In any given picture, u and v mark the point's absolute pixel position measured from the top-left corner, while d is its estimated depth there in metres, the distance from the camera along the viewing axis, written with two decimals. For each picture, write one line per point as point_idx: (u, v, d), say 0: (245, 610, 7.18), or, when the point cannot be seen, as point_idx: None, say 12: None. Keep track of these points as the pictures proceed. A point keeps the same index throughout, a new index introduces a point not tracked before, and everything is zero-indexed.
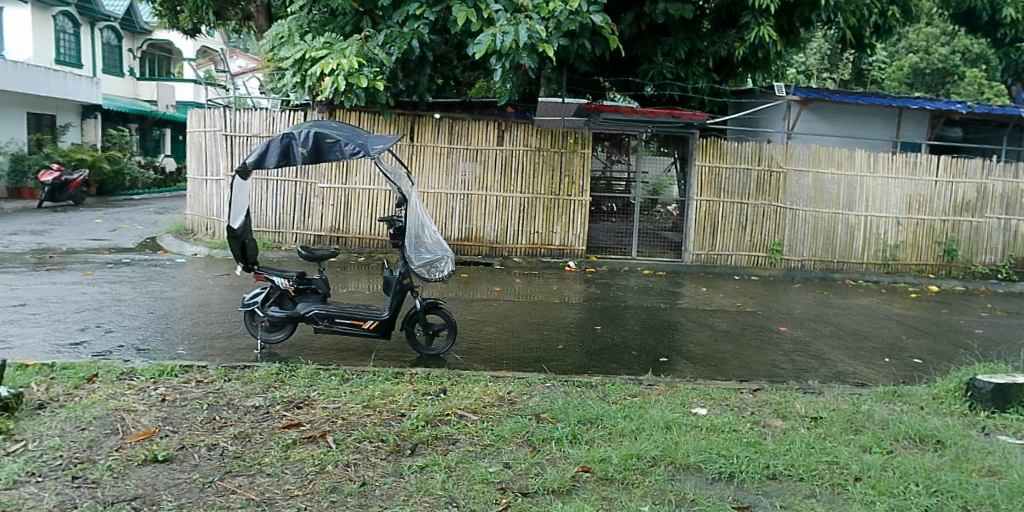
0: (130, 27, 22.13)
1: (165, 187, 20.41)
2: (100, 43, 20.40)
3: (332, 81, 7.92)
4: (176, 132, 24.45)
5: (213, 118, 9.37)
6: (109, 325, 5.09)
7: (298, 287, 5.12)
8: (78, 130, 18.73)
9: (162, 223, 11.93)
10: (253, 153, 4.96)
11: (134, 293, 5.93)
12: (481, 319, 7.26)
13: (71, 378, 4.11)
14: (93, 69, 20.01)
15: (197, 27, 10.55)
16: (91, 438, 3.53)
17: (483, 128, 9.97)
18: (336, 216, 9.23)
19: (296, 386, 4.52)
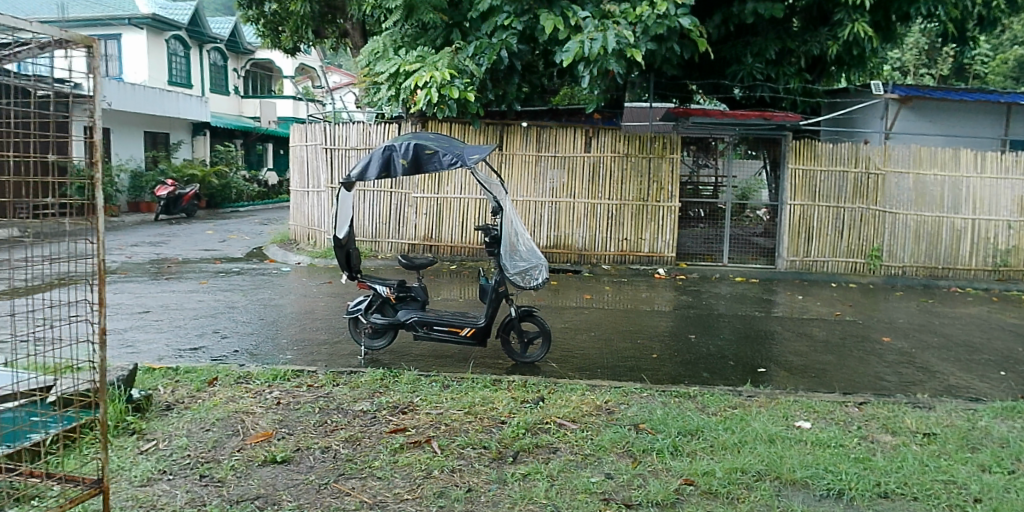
0: (235, 48, 23.45)
1: (269, 199, 21.46)
2: (207, 64, 21.67)
3: (426, 93, 8.08)
4: (277, 147, 25.70)
5: (314, 133, 9.76)
6: (224, 331, 5.35)
7: (398, 295, 5.22)
8: (190, 146, 19.98)
9: (266, 234, 12.50)
10: (356, 166, 5.11)
11: (245, 301, 6.22)
12: (573, 327, 7.21)
13: (194, 381, 4.34)
14: (201, 88, 21.30)
15: (297, 45, 11.02)
16: (215, 439, 3.70)
17: (571, 135, 9.94)
18: (428, 226, 9.42)
19: (400, 392, 4.60)
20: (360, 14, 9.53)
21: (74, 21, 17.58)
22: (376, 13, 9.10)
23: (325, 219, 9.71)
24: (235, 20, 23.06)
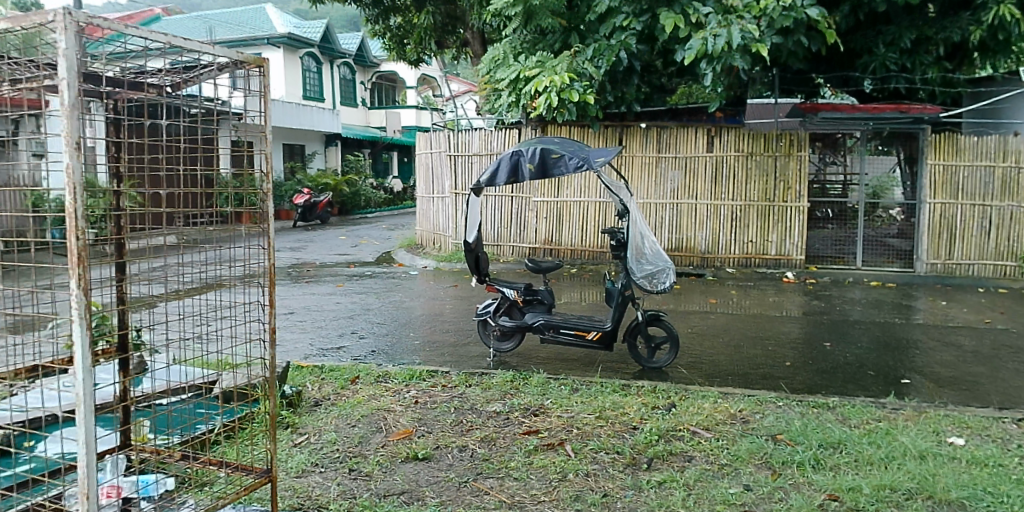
0: (363, 61, 24.62)
1: (394, 205, 22.33)
2: (338, 78, 22.92)
3: (546, 98, 8.14)
4: (402, 155, 26.75)
5: (438, 140, 10.08)
6: (362, 332, 5.60)
7: (525, 298, 5.24)
8: (323, 157, 21.21)
9: (394, 238, 13.03)
10: (486, 172, 5.22)
11: (379, 303, 6.49)
12: (700, 333, 7.00)
13: (337, 379, 4.57)
14: (332, 102, 22.54)
15: (420, 57, 11.41)
16: (361, 434, 3.87)
17: (692, 135, 9.68)
18: (548, 230, 9.47)
19: (531, 394, 4.63)
20: (480, 23, 9.73)
21: (224, 42, 18.87)
22: (495, 21, 9.26)
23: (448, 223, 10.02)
24: (365, 35, 24.20)
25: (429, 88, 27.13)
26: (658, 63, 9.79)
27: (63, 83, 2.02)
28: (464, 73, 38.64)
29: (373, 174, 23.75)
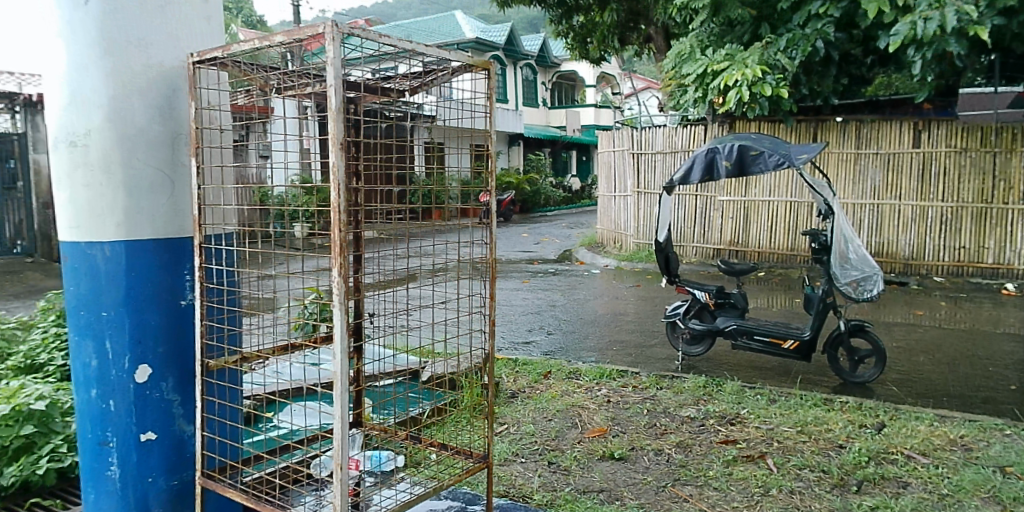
0: (545, 62, 25.12)
1: (573, 204, 22.56)
2: (521, 79, 23.56)
3: (736, 93, 7.82)
4: (580, 153, 26.98)
5: (621, 138, 10.09)
6: (549, 327, 5.71)
7: (717, 301, 5.10)
8: (506, 157, 21.89)
9: (573, 236, 13.20)
10: (680, 169, 5.19)
11: (564, 299, 6.60)
12: (906, 348, 6.36)
13: (531, 372, 4.69)
14: (514, 102, 23.18)
15: (603, 55, 11.42)
16: (557, 429, 3.94)
17: (897, 129, 8.85)
18: (734, 230, 9.10)
19: (726, 402, 4.47)
20: (665, 17, 9.56)
21: None
22: (681, 15, 9.03)
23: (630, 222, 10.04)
24: (545, 36, 24.59)
25: (607, 85, 27.06)
26: (856, 52, 9.07)
27: (333, 91, 2.26)
28: (643, 70, 38.09)
29: (552, 172, 24.12)
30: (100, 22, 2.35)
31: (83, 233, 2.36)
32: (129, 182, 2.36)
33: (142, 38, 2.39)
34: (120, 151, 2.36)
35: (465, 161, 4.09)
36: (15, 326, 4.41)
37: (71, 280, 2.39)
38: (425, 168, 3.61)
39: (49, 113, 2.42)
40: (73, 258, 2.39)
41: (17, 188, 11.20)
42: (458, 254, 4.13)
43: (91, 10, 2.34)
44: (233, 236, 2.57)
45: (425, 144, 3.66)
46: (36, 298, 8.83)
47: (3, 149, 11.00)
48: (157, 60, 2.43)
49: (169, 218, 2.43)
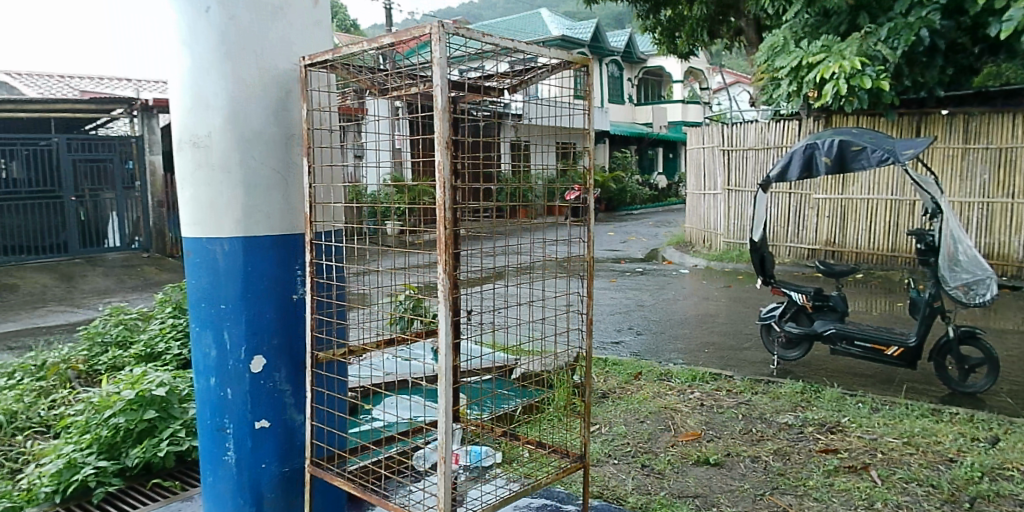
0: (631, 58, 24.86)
1: (659, 202, 22.33)
2: (606, 76, 23.40)
3: (833, 86, 7.49)
4: (666, 151, 26.58)
5: (711, 135, 9.90)
6: (638, 328, 5.71)
7: (815, 304, 4.90)
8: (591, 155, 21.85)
9: (660, 236, 13.06)
10: (776, 166, 5.06)
11: (652, 300, 6.61)
12: (1022, 358, 5.91)
13: (621, 373, 4.70)
14: (599, 99, 23.06)
15: (692, 49, 11.20)
16: (650, 431, 3.90)
17: (1011, 122, 8.25)
18: (830, 229, 8.75)
19: (825, 409, 4.28)
20: (756, 9, 9.27)
21: None
22: (774, 7, 8.72)
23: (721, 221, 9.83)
24: (631, 32, 24.29)
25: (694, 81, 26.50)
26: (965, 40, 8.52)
27: (439, 90, 2.29)
28: (731, 64, 37.06)
29: (637, 170, 23.87)
30: (220, 28, 2.45)
31: (204, 230, 2.48)
32: (246, 180, 2.46)
33: (257, 43, 2.48)
34: (237, 152, 2.46)
35: (549, 160, 4.08)
36: (137, 317, 4.71)
37: (192, 274, 2.52)
38: (510, 167, 3.60)
39: (173, 115, 2.54)
40: (195, 254, 2.51)
41: (136, 187, 11.97)
42: (538, 255, 4.10)
43: (211, 17, 2.45)
44: (340, 233, 2.65)
45: (510, 144, 3.67)
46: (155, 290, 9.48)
47: (124, 150, 11.79)
48: (271, 64, 2.51)
49: (282, 217, 2.52)
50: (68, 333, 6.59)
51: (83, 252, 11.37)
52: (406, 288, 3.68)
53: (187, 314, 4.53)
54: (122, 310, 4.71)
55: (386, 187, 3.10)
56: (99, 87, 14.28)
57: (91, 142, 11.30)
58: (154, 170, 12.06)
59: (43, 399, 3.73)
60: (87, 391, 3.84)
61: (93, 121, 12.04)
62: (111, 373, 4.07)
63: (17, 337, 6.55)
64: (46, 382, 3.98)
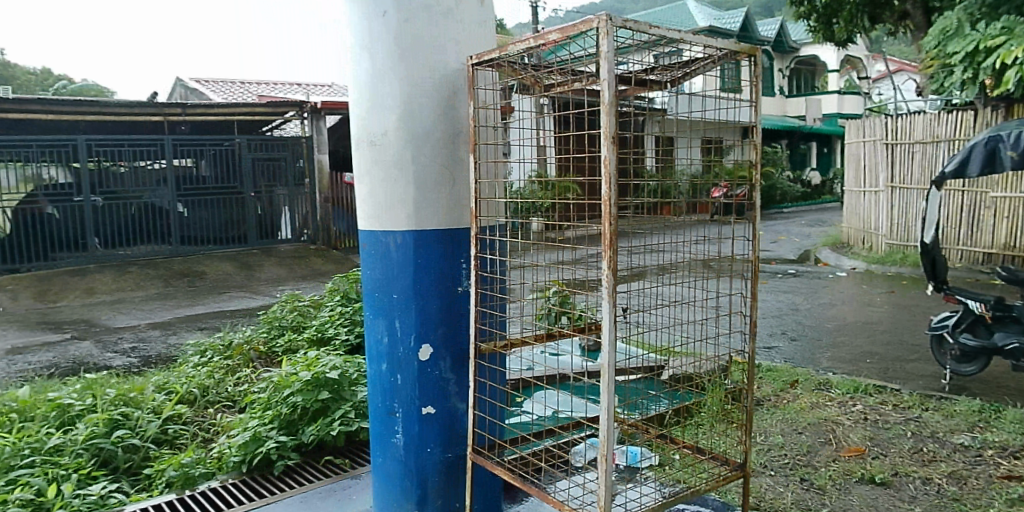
0: (780, 48, 23.72)
1: (811, 200, 21.40)
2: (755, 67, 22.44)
3: (1016, 71, 6.67)
4: (819, 146, 25.20)
5: (873, 128, 9.27)
6: (792, 333, 5.60)
7: (995, 314, 4.41)
8: None
9: (814, 236, 12.44)
10: (955, 162, 4.58)
11: (807, 304, 6.48)
12: None
13: (776, 381, 4.57)
14: None
15: (851, 36, 10.46)
16: (809, 444, 3.70)
17: None
18: (1011, 232, 7.91)
19: (1009, 431, 3.82)
20: None
21: None
22: None
23: (882, 221, 9.22)
24: (783, 20, 23.19)
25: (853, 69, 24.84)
26: None
27: (607, 86, 2.26)
28: (892, 51, 34.34)
29: (788, 166, 22.90)
30: (395, 30, 2.57)
31: (379, 223, 2.62)
32: (418, 177, 2.57)
33: (428, 44, 2.58)
34: (410, 149, 2.57)
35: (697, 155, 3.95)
36: (309, 304, 5.09)
37: (368, 265, 2.66)
38: (651, 162, 3.46)
39: (352, 115, 2.69)
40: (370, 245, 2.66)
41: (306, 184, 12.89)
42: (678, 250, 3.93)
43: (387, 21, 2.57)
44: (504, 227, 2.71)
45: (654, 138, 3.54)
46: (319, 281, 10.26)
47: (295, 150, 12.71)
48: (441, 64, 2.60)
49: (450, 212, 2.61)
50: (250, 316, 7.27)
51: (261, 244, 12.39)
52: (554, 285, 3.62)
53: (353, 302, 4.83)
54: (296, 297, 5.12)
55: (532, 182, 3.13)
56: (272, 91, 15.58)
57: (268, 142, 12.33)
58: (321, 168, 12.86)
59: (230, 376, 4.12)
60: (267, 371, 4.20)
61: (268, 123, 13.15)
62: (286, 355, 4.42)
63: (209, 318, 7.29)
64: (231, 360, 4.39)
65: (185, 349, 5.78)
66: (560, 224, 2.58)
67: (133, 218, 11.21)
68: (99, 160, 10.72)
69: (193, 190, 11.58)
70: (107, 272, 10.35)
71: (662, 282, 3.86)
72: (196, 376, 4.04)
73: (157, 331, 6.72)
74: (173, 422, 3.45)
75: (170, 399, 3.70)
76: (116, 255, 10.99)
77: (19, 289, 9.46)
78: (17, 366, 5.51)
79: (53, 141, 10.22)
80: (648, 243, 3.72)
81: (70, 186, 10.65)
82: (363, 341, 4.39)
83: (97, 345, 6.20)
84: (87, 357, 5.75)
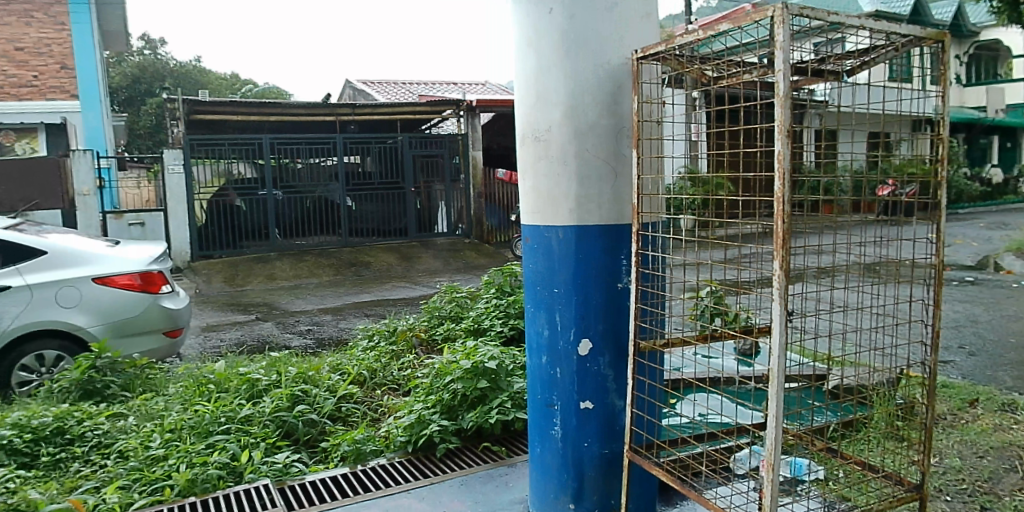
0: (959, 31, 21.54)
1: (991, 200, 19.37)
2: None
3: None
4: (1003, 140, 22.66)
5: None
6: (973, 348, 5.06)
7: None
8: None
9: (997, 240, 11.17)
10: None
11: (991, 316, 5.86)
12: None
13: (954, 398, 4.16)
14: None
15: None
16: (992, 470, 3.33)
17: None
18: None
19: None
20: None
21: None
22: None
23: None
24: (962, 2, 21.05)
25: None
26: None
27: (782, 77, 2.10)
28: None
29: (965, 162, 20.83)
30: (561, 27, 2.58)
31: (542, 218, 2.65)
32: (581, 172, 2.57)
33: (593, 39, 2.57)
34: (574, 145, 2.58)
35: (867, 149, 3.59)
36: (466, 295, 5.27)
37: (530, 258, 2.71)
38: (810, 158, 3.16)
39: (518, 113, 2.75)
40: (532, 238, 2.70)
41: (460, 180, 13.40)
42: (843, 251, 3.61)
43: (553, 18, 2.59)
44: (666, 225, 2.65)
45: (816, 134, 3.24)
46: (472, 273, 10.63)
47: (452, 147, 13.21)
48: (606, 59, 2.58)
49: (612, 207, 2.59)
50: (411, 305, 7.64)
51: (420, 236, 13.00)
52: (707, 285, 3.47)
53: (508, 295, 4.95)
54: (455, 288, 5.32)
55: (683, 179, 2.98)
56: (430, 91, 16.38)
57: (427, 140, 12.89)
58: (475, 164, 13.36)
59: (395, 361, 4.36)
60: (428, 358, 4.40)
61: (429, 121, 13.82)
62: (446, 343, 4.61)
63: (374, 306, 7.75)
64: (395, 346, 4.63)
65: (353, 333, 6.19)
66: (721, 221, 2.42)
67: (307, 211, 12.10)
68: (279, 156, 11.67)
69: (360, 186, 12.36)
70: (285, 260, 11.31)
71: (826, 287, 3.57)
72: (365, 360, 4.33)
73: (328, 316, 7.23)
74: (346, 401, 3.69)
75: (343, 379, 3.98)
76: (295, 245, 11.96)
77: (212, 273, 10.58)
78: (212, 342, 6.15)
79: (240, 139, 11.26)
80: (813, 245, 3.43)
81: (255, 181, 11.67)
82: (516, 333, 4.48)
83: (279, 326, 6.79)
84: (270, 336, 6.32)
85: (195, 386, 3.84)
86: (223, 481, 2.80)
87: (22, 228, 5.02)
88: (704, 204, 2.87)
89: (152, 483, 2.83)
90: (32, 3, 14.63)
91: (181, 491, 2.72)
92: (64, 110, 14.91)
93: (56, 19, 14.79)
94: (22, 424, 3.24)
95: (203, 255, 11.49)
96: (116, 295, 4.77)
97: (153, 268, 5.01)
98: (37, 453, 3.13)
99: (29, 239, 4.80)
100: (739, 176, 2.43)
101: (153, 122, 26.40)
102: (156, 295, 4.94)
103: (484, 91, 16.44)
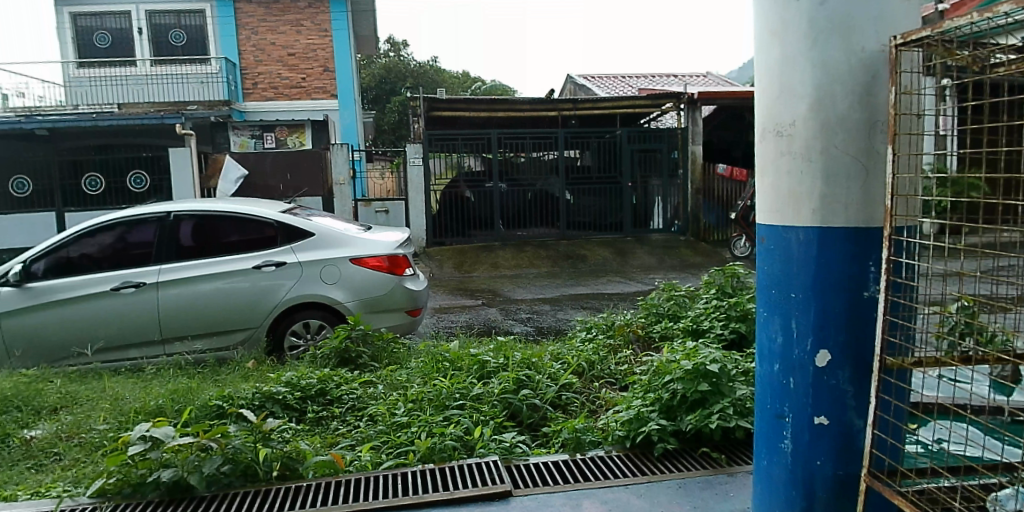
0: None
1: None
2: None
3: None
4: None
5: None
6: None
7: None
8: None
9: None
10: None
11: None
12: None
13: None
14: None
15: None
16: None
17: None
18: None
19: None
20: None
21: None
22: None
23: None
24: None
25: None
26: None
27: None
28: None
29: None
30: (810, 14, 2.41)
31: (781, 219, 2.53)
32: (828, 169, 2.40)
33: (847, 23, 2.36)
34: (821, 141, 2.42)
35: None
36: (685, 294, 5.21)
37: (765, 260, 2.61)
38: None
39: (758, 108, 2.63)
40: (769, 240, 2.60)
41: (678, 175, 13.15)
42: None
43: (801, 4, 2.43)
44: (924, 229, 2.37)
45: None
46: (687, 272, 10.42)
47: (670, 142, 13.01)
48: (860, 46, 2.36)
49: (861, 209, 2.40)
50: (626, 300, 7.69)
51: (634, 231, 12.94)
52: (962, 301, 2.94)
53: (729, 297, 4.82)
54: (673, 286, 5.27)
55: None
56: (650, 84, 16.27)
57: (645, 134, 12.80)
58: (695, 159, 13.02)
59: (612, 355, 4.45)
60: (646, 355, 4.42)
61: (648, 115, 13.71)
62: (664, 341, 4.59)
63: (592, 299, 7.93)
64: (613, 340, 4.71)
65: (571, 324, 6.37)
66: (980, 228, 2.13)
67: (529, 203, 12.59)
68: (505, 150, 12.34)
69: (580, 180, 12.64)
70: (507, 250, 11.92)
71: None
72: (584, 352, 4.45)
73: (547, 305, 7.52)
74: (566, 390, 3.81)
75: (563, 368, 4.12)
76: (517, 236, 12.53)
77: (443, 259, 11.50)
78: (445, 323, 6.70)
79: (472, 134, 12.09)
80: None
81: (482, 174, 12.37)
82: (737, 337, 4.36)
83: (501, 311, 7.18)
84: (494, 321, 6.72)
85: (432, 362, 4.21)
86: (457, 452, 3.04)
87: (294, 211, 5.77)
88: (957, 210, 2.44)
89: (398, 446, 3.19)
90: (302, 12, 16.62)
91: (422, 457, 3.02)
92: (326, 108, 16.86)
93: (321, 26, 16.69)
94: (294, 382, 3.75)
95: (437, 242, 12.45)
96: (368, 275, 5.36)
97: (398, 252, 5.57)
98: (305, 409, 3.63)
99: (298, 221, 5.53)
100: (1004, 174, 2.08)
101: (395, 119, 28.78)
102: (400, 276, 5.48)
103: (705, 82, 15.99)
